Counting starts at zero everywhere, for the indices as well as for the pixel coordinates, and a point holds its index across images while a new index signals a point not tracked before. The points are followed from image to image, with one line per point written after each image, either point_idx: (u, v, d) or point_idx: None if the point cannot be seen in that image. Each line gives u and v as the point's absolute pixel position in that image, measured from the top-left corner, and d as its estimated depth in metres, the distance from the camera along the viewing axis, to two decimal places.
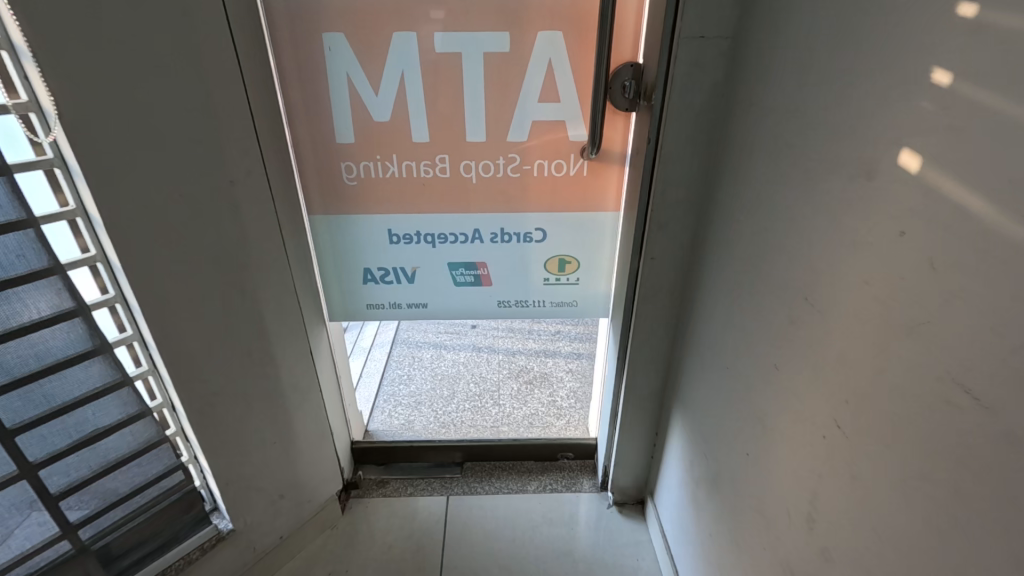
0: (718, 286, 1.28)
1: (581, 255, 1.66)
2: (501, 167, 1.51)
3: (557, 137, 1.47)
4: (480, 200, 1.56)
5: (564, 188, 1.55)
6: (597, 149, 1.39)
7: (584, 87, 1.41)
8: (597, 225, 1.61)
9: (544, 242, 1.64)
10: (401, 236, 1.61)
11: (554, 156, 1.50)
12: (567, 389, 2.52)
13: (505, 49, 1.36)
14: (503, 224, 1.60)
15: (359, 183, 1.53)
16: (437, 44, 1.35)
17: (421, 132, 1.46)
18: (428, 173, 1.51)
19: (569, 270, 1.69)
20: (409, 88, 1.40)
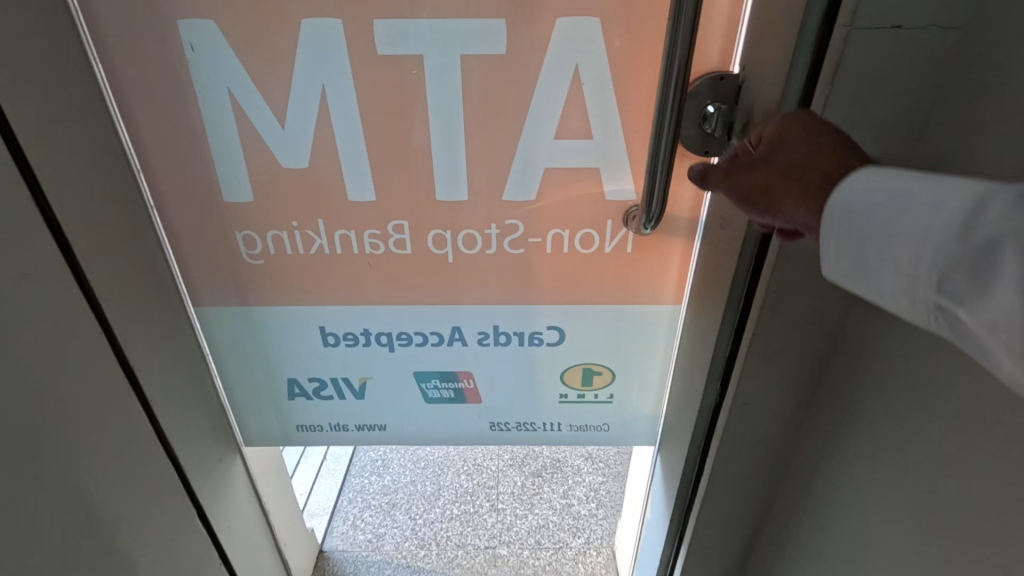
0: (894, 479, 0.72)
1: (616, 364, 1.09)
2: (495, 241, 0.94)
3: (585, 195, 0.89)
4: (461, 287, 0.99)
5: (594, 272, 0.97)
6: (660, 223, 0.82)
7: (635, 114, 0.82)
8: (645, 323, 1.03)
9: (559, 346, 1.06)
10: (340, 336, 1.05)
11: (579, 224, 0.92)
12: (586, 488, 1.93)
13: (501, 50, 0.78)
14: (497, 322, 1.03)
15: (268, 262, 0.97)
16: (379, 44, 0.78)
17: (363, 186, 0.89)
18: (378, 247, 0.95)
19: (596, 384, 1.12)
20: (339, 118, 0.83)
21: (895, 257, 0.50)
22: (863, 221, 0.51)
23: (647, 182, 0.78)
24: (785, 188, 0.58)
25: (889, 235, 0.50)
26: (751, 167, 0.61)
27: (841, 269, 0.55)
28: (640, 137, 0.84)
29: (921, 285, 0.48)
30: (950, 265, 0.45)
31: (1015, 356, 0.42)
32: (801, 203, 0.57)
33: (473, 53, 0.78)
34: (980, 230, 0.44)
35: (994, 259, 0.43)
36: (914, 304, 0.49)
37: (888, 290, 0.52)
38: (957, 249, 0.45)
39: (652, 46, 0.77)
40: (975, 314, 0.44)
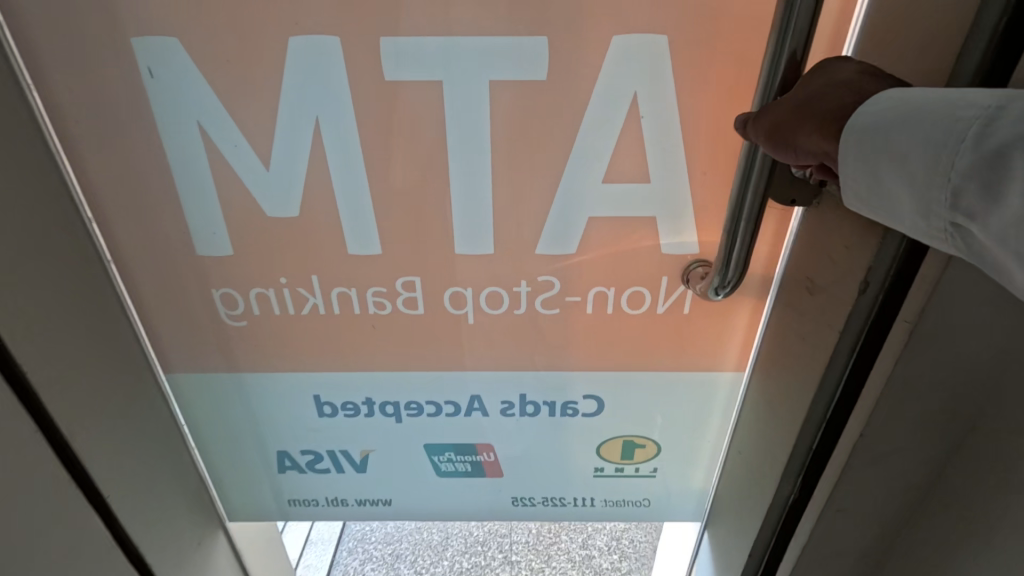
0: None
1: (662, 436, 0.93)
2: (524, 300, 0.78)
3: (637, 248, 0.73)
4: (483, 352, 0.83)
5: (642, 336, 0.81)
6: (737, 289, 0.65)
7: (704, 154, 0.67)
8: (699, 392, 0.87)
9: (595, 416, 0.90)
10: (338, 405, 0.89)
11: (627, 282, 0.76)
12: (607, 537, 1.76)
13: (541, 75, 0.62)
14: (523, 391, 0.87)
15: (251, 324, 0.80)
16: (387, 67, 0.62)
17: (367, 238, 0.73)
18: (384, 307, 0.79)
19: (636, 457, 0.96)
20: (336, 157, 0.67)
21: (905, 179, 0.42)
22: (882, 136, 0.42)
23: (724, 240, 0.62)
24: (802, 118, 0.49)
25: (903, 151, 0.41)
26: (769, 107, 0.52)
27: (860, 199, 0.46)
28: (709, 180, 0.68)
29: (933, 196, 0.40)
30: (968, 176, 0.38)
31: None
32: (815, 131, 0.48)
33: (506, 78, 0.62)
34: (996, 135, 0.36)
35: (1011, 156, 0.35)
36: (928, 226, 0.41)
37: (902, 216, 0.43)
38: (971, 159, 0.37)
39: (732, 70, 0.62)
40: (989, 227, 0.37)
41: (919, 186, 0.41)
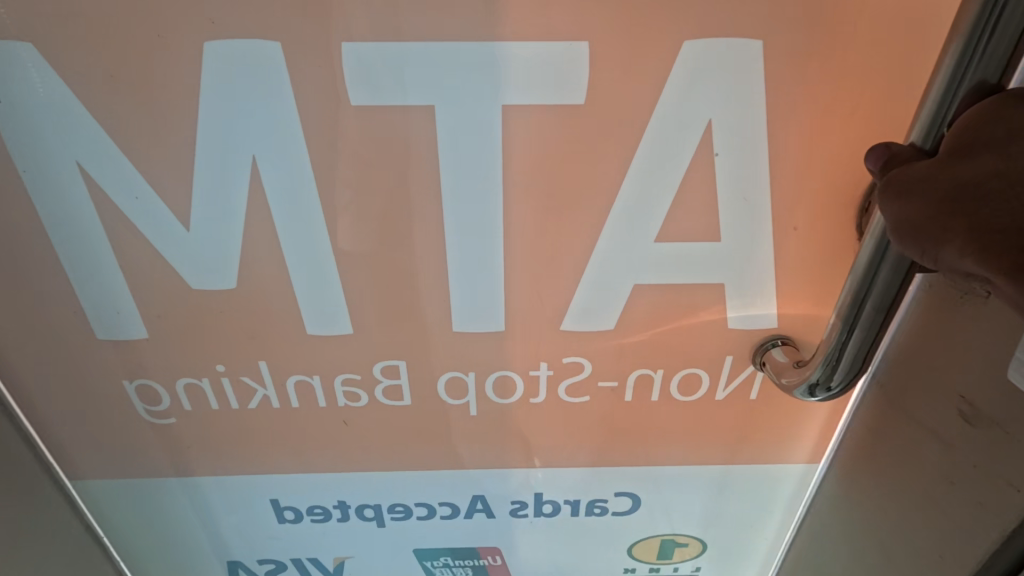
0: None
1: (709, 535, 0.75)
2: (543, 386, 0.60)
3: (695, 323, 0.55)
4: (488, 447, 0.65)
5: (693, 427, 0.63)
6: (845, 391, 0.48)
7: (797, 204, 0.48)
8: (761, 488, 0.69)
9: (628, 516, 0.72)
10: (302, 510, 0.69)
11: (679, 364, 0.58)
12: None
13: (577, 97, 0.43)
14: (539, 489, 0.69)
15: (181, 421, 0.61)
16: (355, 91, 0.43)
17: (332, 314, 0.54)
18: (358, 397, 0.60)
19: (676, 558, 0.78)
20: (284, 211, 0.48)
21: None
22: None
23: (834, 328, 0.45)
24: (957, 224, 0.33)
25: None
26: (898, 192, 0.36)
27: None
28: (800, 239, 0.50)
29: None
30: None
31: None
32: (973, 252, 0.32)
33: (528, 102, 0.44)
34: None
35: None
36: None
37: None
38: None
39: (849, 92, 0.43)
40: None
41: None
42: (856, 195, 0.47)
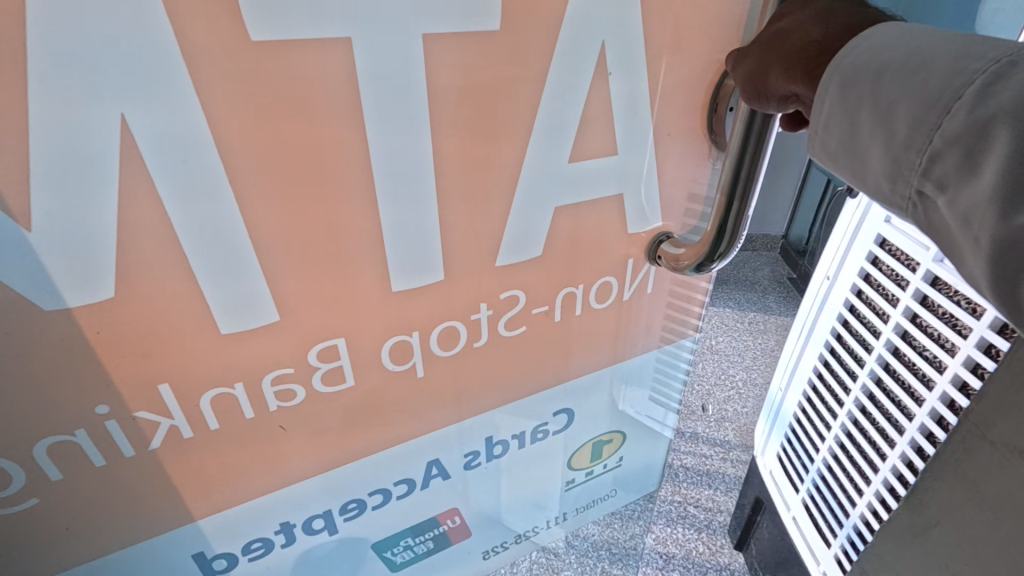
0: None
1: (626, 425, 0.87)
2: (484, 328, 0.61)
3: (605, 234, 0.62)
4: (436, 408, 0.63)
5: (609, 330, 0.72)
6: (729, 254, 0.60)
7: (669, 115, 0.57)
8: (659, 366, 0.83)
9: (565, 430, 0.79)
10: (236, 549, 0.59)
11: (595, 276, 0.65)
12: None
13: (492, 24, 0.44)
14: (489, 433, 0.71)
15: (46, 498, 0.45)
16: (256, 25, 0.36)
17: (251, 302, 0.46)
18: (292, 394, 0.52)
19: (604, 456, 0.88)
20: (173, 183, 0.39)
21: (884, 134, 0.40)
22: (865, 87, 0.40)
23: (720, 205, 0.56)
24: (771, 61, 0.45)
25: (889, 106, 0.39)
26: (740, 55, 0.48)
27: (834, 151, 0.45)
28: (673, 143, 0.60)
29: (907, 160, 0.38)
30: (948, 140, 0.35)
31: (976, 248, 0.33)
32: (784, 74, 0.45)
33: (448, 30, 0.43)
34: (996, 94, 0.33)
35: (989, 130, 0.33)
36: (893, 192, 0.40)
37: (873, 177, 0.42)
38: (959, 120, 0.34)
39: (698, 11, 0.52)
40: (956, 201, 0.35)
41: (895, 149, 0.39)
42: (708, 97, 0.59)
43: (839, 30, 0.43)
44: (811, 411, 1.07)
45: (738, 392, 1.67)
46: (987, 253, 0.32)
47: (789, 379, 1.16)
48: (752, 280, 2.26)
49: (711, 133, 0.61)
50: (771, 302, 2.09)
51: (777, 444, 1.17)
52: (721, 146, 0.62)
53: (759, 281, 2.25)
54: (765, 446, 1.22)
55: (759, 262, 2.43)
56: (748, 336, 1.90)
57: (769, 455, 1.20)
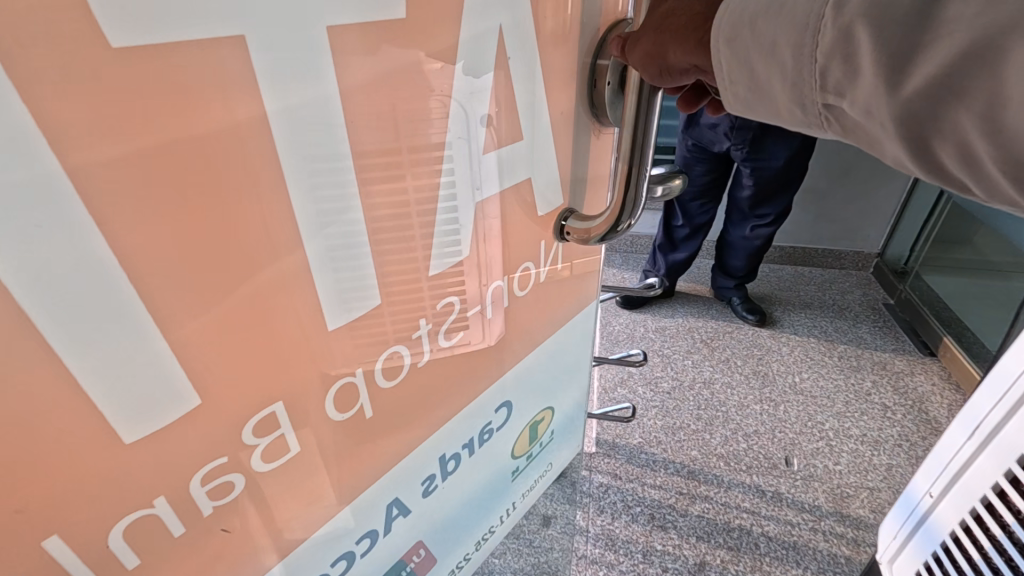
0: None
1: (553, 398, 0.89)
2: (425, 345, 0.56)
3: (519, 221, 0.62)
4: (392, 445, 0.57)
5: (532, 315, 0.72)
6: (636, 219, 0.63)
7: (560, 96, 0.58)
8: (572, 335, 0.86)
9: (507, 423, 0.78)
10: None
11: (517, 263, 0.64)
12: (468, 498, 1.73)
13: (396, 13, 0.39)
14: (442, 452, 0.67)
15: None
16: (113, 25, 0.27)
17: (159, 390, 0.35)
18: (231, 485, 0.42)
19: (539, 434, 0.90)
20: (24, 258, 0.27)
21: (778, 68, 0.47)
22: (746, 33, 0.48)
23: (624, 174, 0.60)
24: (668, 40, 0.51)
25: (771, 42, 0.46)
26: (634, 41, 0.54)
27: (741, 97, 0.52)
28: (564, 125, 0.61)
29: (806, 83, 0.46)
30: (827, 56, 0.43)
31: (891, 132, 0.41)
32: (682, 47, 0.51)
33: (354, 21, 0.37)
34: (848, 5, 0.40)
35: (853, 35, 0.41)
36: (806, 114, 0.48)
37: (781, 108, 0.50)
38: (830, 33, 0.42)
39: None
40: (854, 99, 0.43)
41: (792, 78, 0.47)
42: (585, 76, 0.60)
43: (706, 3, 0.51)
44: (978, 537, 0.90)
45: (829, 442, 1.61)
46: (894, 132, 0.40)
47: (942, 484, 0.98)
48: (841, 304, 2.15)
49: (593, 107, 0.63)
50: (867, 333, 2.02)
51: (920, 558, 1.02)
52: (602, 120, 0.64)
53: (850, 306, 2.14)
54: (902, 549, 1.06)
55: (850, 283, 2.28)
56: (839, 373, 1.85)
57: (904, 567, 1.05)
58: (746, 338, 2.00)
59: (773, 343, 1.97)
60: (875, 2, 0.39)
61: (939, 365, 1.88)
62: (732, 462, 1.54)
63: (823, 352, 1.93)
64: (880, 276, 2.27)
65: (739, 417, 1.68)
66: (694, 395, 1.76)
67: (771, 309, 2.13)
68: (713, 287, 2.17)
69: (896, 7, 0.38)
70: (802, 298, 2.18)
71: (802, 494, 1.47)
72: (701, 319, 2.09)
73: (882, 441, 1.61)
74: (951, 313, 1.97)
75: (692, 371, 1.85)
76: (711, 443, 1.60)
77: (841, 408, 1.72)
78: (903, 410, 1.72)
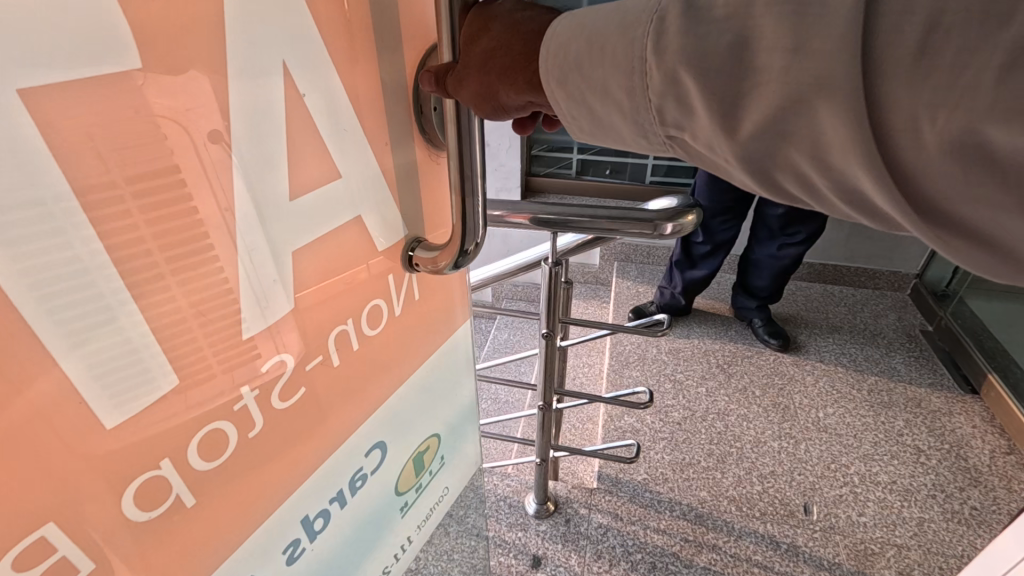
0: None
1: (441, 426, 0.76)
2: (254, 413, 0.44)
3: (352, 261, 0.49)
4: (227, 535, 0.46)
5: (388, 359, 0.59)
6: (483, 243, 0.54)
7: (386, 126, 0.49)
8: (459, 363, 0.75)
9: (384, 464, 0.65)
10: None
11: (364, 297, 0.52)
12: None
13: (130, 62, 0.30)
14: (305, 512, 0.55)
15: None
16: None
17: None
18: None
19: (429, 467, 0.76)
20: None
21: (614, 106, 0.43)
22: (577, 78, 0.42)
23: (458, 206, 0.51)
24: (496, 82, 0.44)
25: (600, 84, 0.42)
26: (454, 81, 0.44)
27: (584, 131, 0.46)
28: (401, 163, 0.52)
29: (646, 119, 0.42)
30: (660, 96, 0.40)
31: (745, 167, 0.40)
32: (512, 89, 0.45)
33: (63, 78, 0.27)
34: (668, 48, 0.38)
35: (680, 80, 0.39)
36: (648, 146, 0.44)
37: (623, 141, 0.45)
38: (659, 75, 0.39)
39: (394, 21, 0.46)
40: (696, 135, 0.41)
41: (629, 114, 0.43)
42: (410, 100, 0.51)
43: (508, 22, 0.44)
44: None
45: (853, 489, 1.59)
46: (741, 169, 0.41)
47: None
48: (874, 330, 2.13)
49: (424, 134, 0.53)
50: (899, 363, 1.99)
51: None
52: (437, 142, 0.55)
53: (882, 331, 2.13)
54: None
55: (883, 304, 2.28)
56: (868, 411, 1.82)
57: None
58: (767, 364, 2.03)
59: (795, 372, 1.98)
60: (694, 48, 0.37)
61: (980, 405, 1.83)
62: (744, 508, 1.56)
63: (852, 385, 1.91)
64: (916, 299, 2.26)
65: (755, 457, 1.70)
66: (707, 427, 1.81)
67: (797, 332, 2.14)
68: (735, 307, 2.20)
69: (714, 55, 0.37)
70: (830, 321, 2.18)
71: (821, 549, 1.45)
72: (717, 342, 2.15)
73: (913, 491, 1.57)
74: (995, 342, 1.98)
75: (707, 402, 1.89)
76: (723, 484, 1.63)
77: (867, 450, 1.69)
78: (938, 456, 1.67)
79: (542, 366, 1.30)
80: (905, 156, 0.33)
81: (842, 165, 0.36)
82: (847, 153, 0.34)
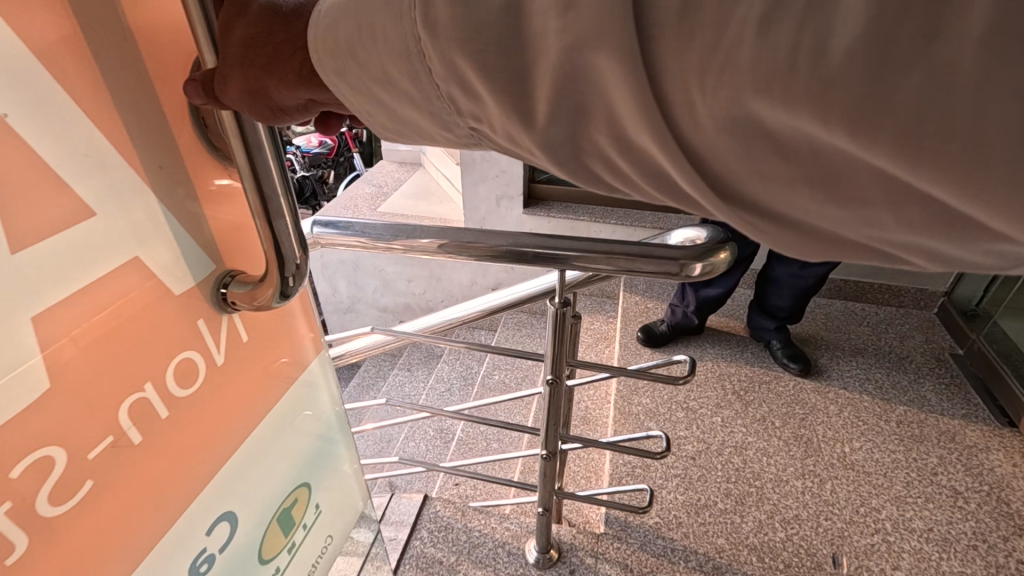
0: None
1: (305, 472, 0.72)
2: (8, 531, 0.36)
3: (127, 316, 0.43)
4: None
5: (219, 412, 0.54)
6: (308, 271, 0.51)
7: (146, 137, 0.42)
8: (306, 407, 0.71)
9: (236, 535, 0.60)
10: None
11: (158, 360, 0.46)
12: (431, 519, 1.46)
13: None
14: None
15: None
16: None
17: None
18: None
19: (298, 517, 0.73)
20: None
21: (404, 98, 0.36)
22: (353, 66, 0.35)
23: (264, 230, 0.47)
24: (263, 75, 0.37)
25: (380, 70, 0.35)
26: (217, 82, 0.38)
27: (392, 131, 0.40)
28: (174, 176, 0.45)
29: (440, 107, 0.36)
30: (444, 82, 0.34)
31: (545, 147, 0.34)
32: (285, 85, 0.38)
33: None
34: (439, 22, 0.32)
35: (457, 62, 0.32)
36: (455, 136, 0.38)
37: (431, 137, 0.39)
38: (436, 56, 0.33)
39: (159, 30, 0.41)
40: (494, 123, 0.35)
41: (422, 104, 0.36)
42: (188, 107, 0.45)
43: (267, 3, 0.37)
44: None
45: (888, 539, 1.36)
46: (545, 155, 0.35)
47: None
48: (899, 353, 1.92)
49: (216, 146, 0.48)
50: (930, 391, 1.76)
51: None
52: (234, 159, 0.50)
53: (908, 354, 1.91)
54: None
55: (909, 324, 2.06)
56: (897, 446, 1.60)
57: None
58: (788, 391, 1.82)
59: (816, 401, 1.77)
60: (465, 21, 0.31)
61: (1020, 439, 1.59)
62: (765, 559, 1.34)
63: (878, 416, 1.69)
64: (945, 318, 2.04)
65: (775, 497, 1.49)
66: (722, 463, 1.60)
67: (817, 354, 1.95)
68: (752, 326, 2.02)
69: (485, 29, 0.31)
70: (853, 343, 1.97)
71: None
72: (733, 366, 1.95)
73: (951, 541, 1.34)
74: None
75: (722, 433, 1.69)
76: (743, 530, 1.41)
77: (901, 492, 1.47)
78: (978, 499, 1.44)
79: (548, 415, 1.13)
80: (684, 133, 0.30)
81: (639, 139, 0.31)
82: (642, 126, 0.30)
